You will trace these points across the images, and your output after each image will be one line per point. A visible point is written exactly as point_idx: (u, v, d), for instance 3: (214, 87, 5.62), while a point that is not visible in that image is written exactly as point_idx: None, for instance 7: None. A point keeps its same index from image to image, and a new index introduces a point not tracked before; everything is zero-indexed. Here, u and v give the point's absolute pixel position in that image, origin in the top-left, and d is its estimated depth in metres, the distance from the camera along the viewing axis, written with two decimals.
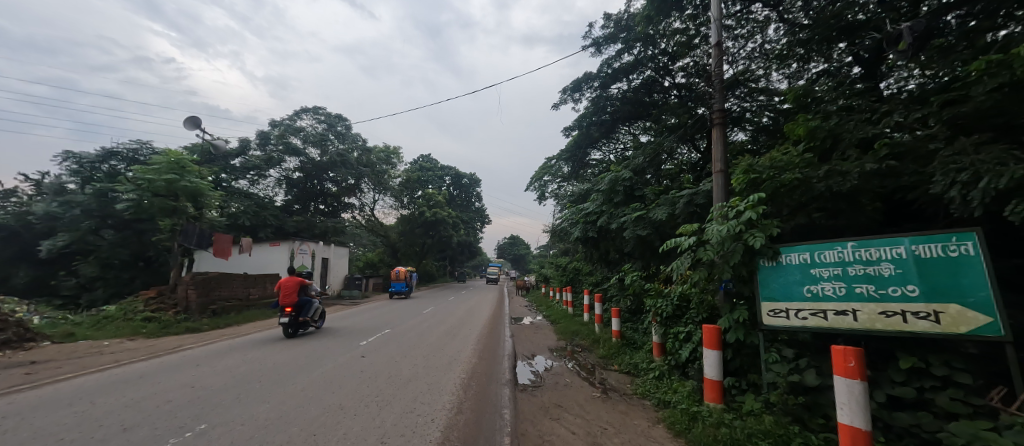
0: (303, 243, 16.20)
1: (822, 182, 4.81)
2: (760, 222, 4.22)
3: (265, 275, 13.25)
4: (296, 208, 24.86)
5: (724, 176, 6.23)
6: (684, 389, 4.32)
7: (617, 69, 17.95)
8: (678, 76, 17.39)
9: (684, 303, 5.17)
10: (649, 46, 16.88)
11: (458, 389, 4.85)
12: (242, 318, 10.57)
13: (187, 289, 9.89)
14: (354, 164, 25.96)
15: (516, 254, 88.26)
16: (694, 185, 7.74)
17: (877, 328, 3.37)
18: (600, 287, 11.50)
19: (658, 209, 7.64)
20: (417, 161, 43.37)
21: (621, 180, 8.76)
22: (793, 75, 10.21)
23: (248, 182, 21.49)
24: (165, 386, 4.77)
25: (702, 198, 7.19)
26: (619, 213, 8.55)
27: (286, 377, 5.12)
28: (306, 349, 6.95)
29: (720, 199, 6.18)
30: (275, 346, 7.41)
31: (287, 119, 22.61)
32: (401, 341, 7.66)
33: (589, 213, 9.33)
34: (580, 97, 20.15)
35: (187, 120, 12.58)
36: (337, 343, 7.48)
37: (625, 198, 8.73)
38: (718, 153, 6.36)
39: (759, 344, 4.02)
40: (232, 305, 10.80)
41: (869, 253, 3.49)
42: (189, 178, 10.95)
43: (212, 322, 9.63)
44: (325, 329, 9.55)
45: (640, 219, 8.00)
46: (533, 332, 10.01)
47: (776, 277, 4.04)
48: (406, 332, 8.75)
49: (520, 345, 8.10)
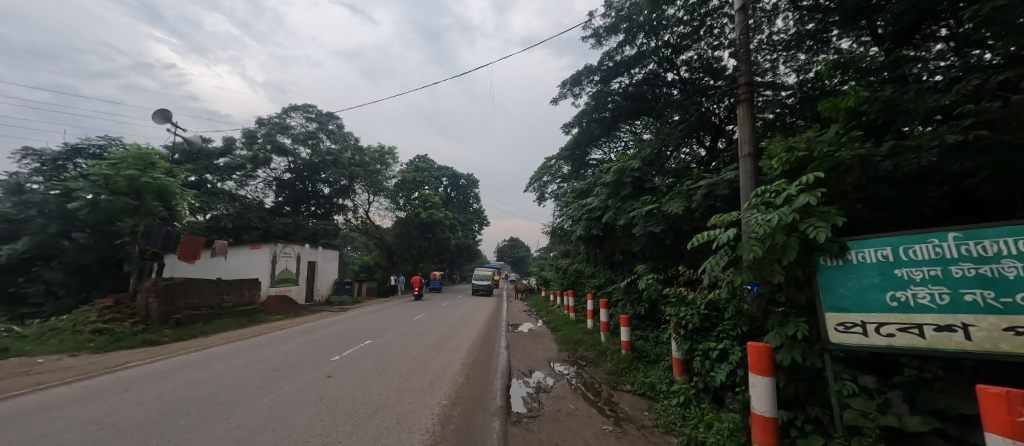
0: (285, 246, 15.21)
1: (887, 162, 3.85)
2: (819, 209, 3.26)
3: (242, 281, 12.26)
4: (286, 210, 23.86)
5: (753, 161, 5.30)
6: (722, 426, 3.33)
7: (619, 62, 17.02)
8: (682, 70, 16.29)
9: (715, 313, 4.19)
10: (651, 37, 15.87)
11: (434, 424, 3.89)
12: (211, 328, 9.59)
13: (147, 297, 8.90)
14: (346, 164, 25.03)
15: (517, 257, 87.08)
16: (712, 175, 6.80)
17: (1005, 351, 2.35)
18: (604, 292, 10.56)
19: (672, 203, 6.69)
20: (414, 161, 42.32)
21: (629, 170, 7.73)
22: (804, 65, 9.33)
23: (234, 182, 20.51)
24: (65, 423, 3.80)
25: (722, 188, 6.25)
26: (627, 208, 7.59)
27: (222, 408, 4.14)
28: (265, 366, 5.93)
29: (749, 189, 5.25)
30: (233, 361, 6.41)
31: (275, 117, 21.67)
32: (381, 355, 6.70)
33: (592, 209, 8.35)
34: (580, 91, 19.28)
35: (157, 113, 11.64)
36: (303, 358, 6.48)
37: (634, 191, 7.74)
38: (745, 134, 5.46)
39: (824, 369, 3.03)
40: (200, 314, 9.82)
41: (983, 247, 2.47)
42: (154, 174, 10.07)
43: (174, 333, 8.65)
44: (300, 340, 8.53)
45: (652, 213, 7.03)
46: (531, 341, 9.03)
47: (845, 281, 3.05)
48: (389, 344, 7.78)
49: (515, 359, 7.08)
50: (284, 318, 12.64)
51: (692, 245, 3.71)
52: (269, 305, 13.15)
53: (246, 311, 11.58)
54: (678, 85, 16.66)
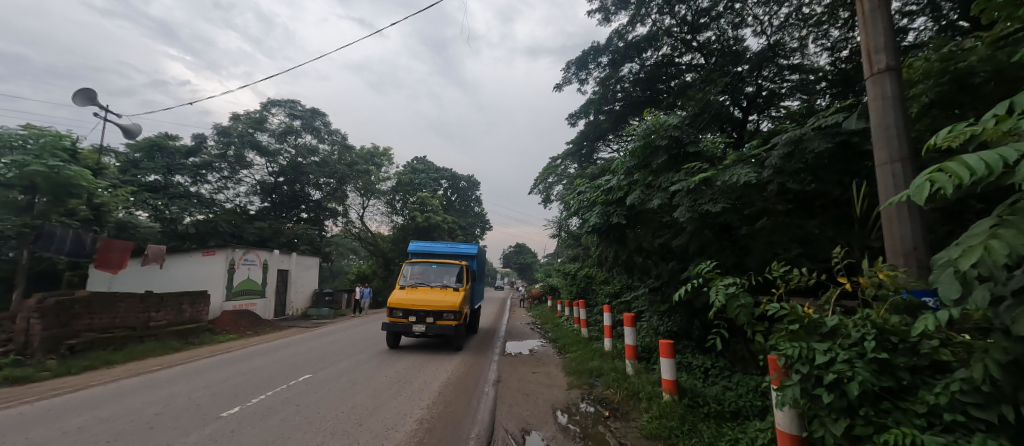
0: (246, 251, 13.18)
1: None
2: None
3: (185, 294, 10.22)
4: (271, 216, 21.90)
5: (896, 77, 3.11)
6: None
7: (630, 42, 14.79)
8: (700, 57, 14.17)
9: (896, 356, 1.97)
10: (665, 13, 13.72)
11: None
12: (122, 354, 7.50)
13: (28, 318, 6.83)
14: (335, 166, 23.12)
15: (522, 263, 84.65)
16: (791, 129, 4.60)
17: None
18: (625, 303, 8.45)
19: (735, 170, 4.48)
20: (412, 163, 39.88)
21: (663, 129, 5.36)
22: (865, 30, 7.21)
23: (209, 186, 18.67)
24: None
25: (816, 144, 4.10)
26: (662, 183, 5.31)
27: None
28: (106, 434, 3.75)
29: (897, 123, 3.04)
30: (85, 414, 4.30)
31: (252, 112, 19.75)
32: (301, 406, 4.51)
33: (610, 189, 6.07)
34: (586, 77, 17.08)
35: (78, 92, 9.59)
36: (182, 414, 4.27)
37: (670, 159, 5.43)
38: (880, 34, 3.20)
39: None
40: (109, 338, 7.74)
41: None
42: (56, 162, 8.09)
43: (60, 365, 6.56)
44: (222, 372, 6.35)
45: (701, 188, 4.82)
46: (532, 370, 6.83)
47: None
48: (329, 382, 5.56)
49: (504, 408, 4.83)
50: (238, 338, 10.58)
51: (916, 190, 1.35)
52: (223, 322, 11.10)
53: (183, 331, 9.46)
54: (690, 74, 14.54)
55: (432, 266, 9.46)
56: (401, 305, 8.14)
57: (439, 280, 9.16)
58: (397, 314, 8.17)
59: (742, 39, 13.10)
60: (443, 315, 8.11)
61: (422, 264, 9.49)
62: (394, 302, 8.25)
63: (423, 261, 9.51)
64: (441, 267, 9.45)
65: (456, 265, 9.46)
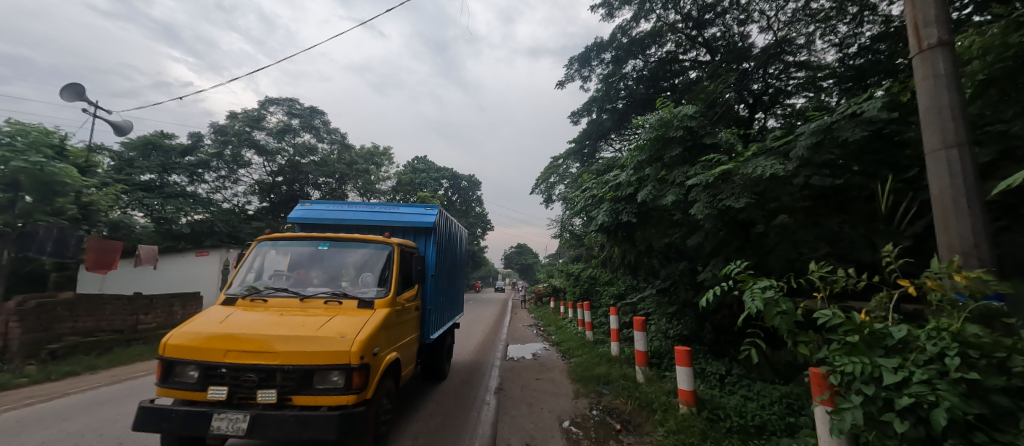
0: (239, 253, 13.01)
1: None
2: None
3: (177, 295, 9.95)
4: (269, 216, 21.59)
5: (951, 52, 2.75)
6: None
7: (633, 39, 14.39)
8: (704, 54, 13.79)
9: (984, 374, 1.63)
10: (670, 9, 13.36)
11: None
12: (108, 359, 7.17)
13: (7, 322, 6.51)
14: (334, 165, 22.84)
15: (524, 264, 84.31)
16: (817, 118, 4.27)
17: None
18: (631, 305, 8.10)
19: (758, 162, 4.12)
20: (412, 163, 39.45)
21: (676, 119, 5.00)
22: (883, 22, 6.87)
23: (207, 185, 18.38)
24: None
25: (848, 133, 3.75)
26: (676, 177, 4.95)
27: None
28: None
29: (953, 103, 2.68)
30: (51, 428, 3.95)
31: (248, 110, 19.49)
32: None
33: (618, 184, 5.71)
34: (589, 74, 16.69)
35: (65, 88, 9.28)
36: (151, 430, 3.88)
37: (683, 153, 5.08)
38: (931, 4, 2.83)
39: None
40: (94, 343, 7.41)
41: None
42: (40, 163, 7.82)
43: (40, 371, 6.23)
44: None
45: (719, 183, 4.47)
46: (536, 377, 6.45)
47: None
48: None
49: (505, 420, 4.46)
50: None
51: None
52: None
53: None
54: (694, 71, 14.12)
55: (321, 248, 4.10)
56: (200, 352, 2.85)
57: (333, 284, 3.85)
58: (186, 380, 2.84)
59: (748, 36, 12.76)
60: (315, 380, 2.85)
61: (297, 243, 4.17)
62: (180, 345, 2.91)
63: (301, 237, 4.16)
64: (341, 249, 4.13)
65: (382, 245, 4.24)
